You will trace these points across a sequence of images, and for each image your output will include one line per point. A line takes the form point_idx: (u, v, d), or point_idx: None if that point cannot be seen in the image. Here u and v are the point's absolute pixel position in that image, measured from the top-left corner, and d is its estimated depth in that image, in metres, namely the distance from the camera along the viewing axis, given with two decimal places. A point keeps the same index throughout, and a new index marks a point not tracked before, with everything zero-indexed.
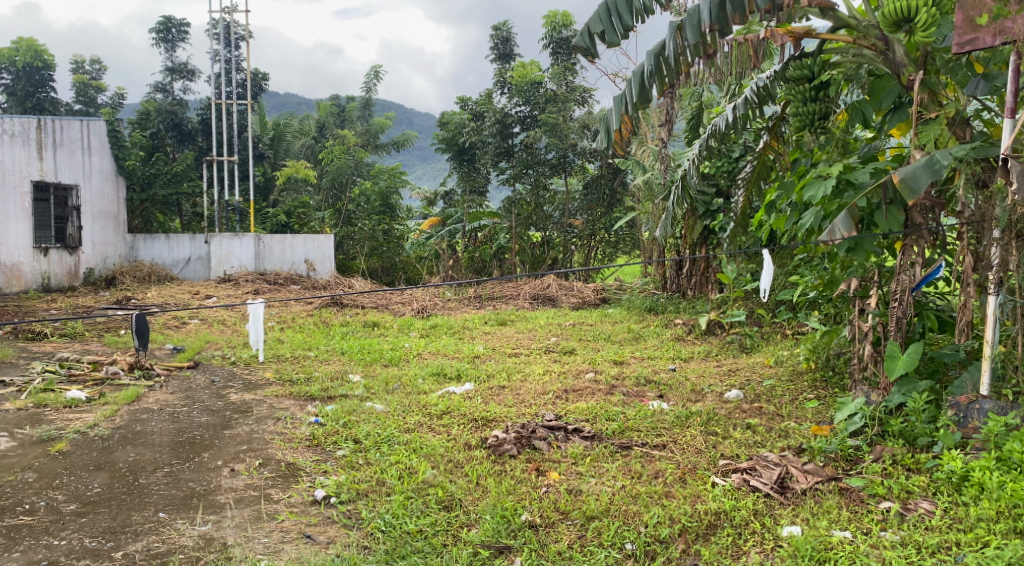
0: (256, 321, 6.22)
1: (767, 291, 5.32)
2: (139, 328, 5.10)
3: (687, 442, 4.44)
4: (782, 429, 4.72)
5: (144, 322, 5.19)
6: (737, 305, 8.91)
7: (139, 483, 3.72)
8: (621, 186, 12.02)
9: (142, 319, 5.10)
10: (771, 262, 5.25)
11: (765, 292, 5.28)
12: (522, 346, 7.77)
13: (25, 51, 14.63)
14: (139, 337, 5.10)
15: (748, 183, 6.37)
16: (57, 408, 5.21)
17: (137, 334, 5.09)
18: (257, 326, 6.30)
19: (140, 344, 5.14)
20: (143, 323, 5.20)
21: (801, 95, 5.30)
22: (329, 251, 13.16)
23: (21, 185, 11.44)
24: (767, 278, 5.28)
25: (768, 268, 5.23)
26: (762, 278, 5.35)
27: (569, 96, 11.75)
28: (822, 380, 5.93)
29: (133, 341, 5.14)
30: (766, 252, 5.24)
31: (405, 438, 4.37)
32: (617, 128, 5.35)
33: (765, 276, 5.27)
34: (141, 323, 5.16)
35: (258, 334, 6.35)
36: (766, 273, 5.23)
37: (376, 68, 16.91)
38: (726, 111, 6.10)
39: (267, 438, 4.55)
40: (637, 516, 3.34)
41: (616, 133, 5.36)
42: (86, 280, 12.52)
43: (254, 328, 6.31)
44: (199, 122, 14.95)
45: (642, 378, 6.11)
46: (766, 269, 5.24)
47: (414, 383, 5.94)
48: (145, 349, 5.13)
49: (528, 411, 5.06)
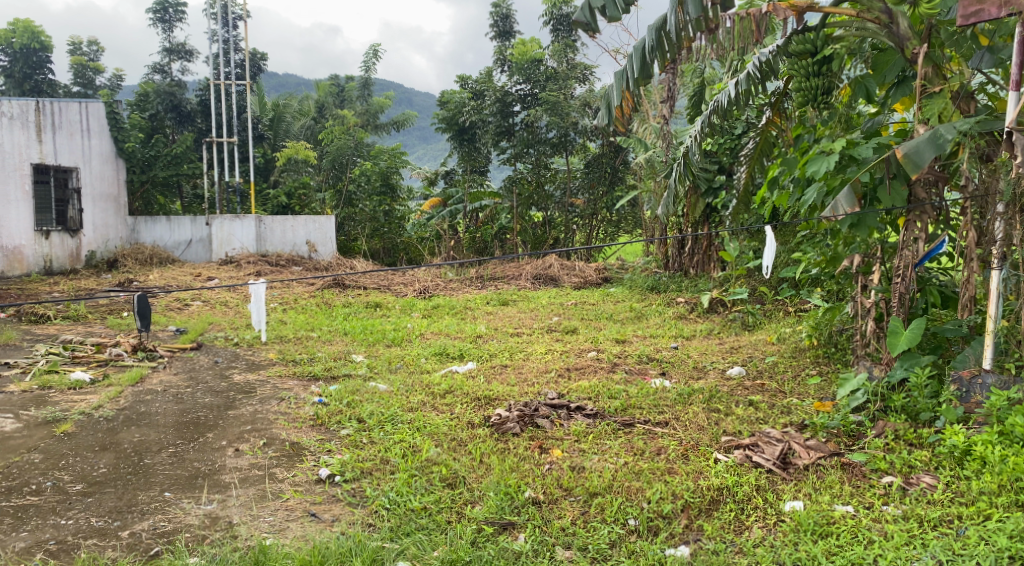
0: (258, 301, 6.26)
1: (769, 269, 5.27)
2: (141, 309, 5.17)
3: (689, 419, 4.45)
4: (785, 406, 4.74)
5: (146, 301, 5.27)
6: (738, 283, 8.91)
7: (144, 463, 3.74)
8: (623, 164, 11.99)
9: (143, 300, 5.14)
10: (774, 238, 5.20)
11: (768, 269, 5.23)
12: (524, 325, 7.77)
13: (21, 32, 14.56)
14: (140, 319, 5.18)
15: (750, 160, 6.36)
16: (61, 390, 5.24)
17: (139, 315, 5.17)
18: (259, 306, 6.32)
19: (141, 324, 5.25)
20: (144, 303, 5.30)
21: (803, 70, 5.21)
22: (330, 232, 13.23)
23: (21, 167, 11.40)
24: (769, 255, 5.23)
25: (771, 244, 5.20)
26: (764, 255, 5.30)
27: (570, 74, 11.76)
28: (824, 356, 5.93)
29: (136, 321, 5.26)
30: (769, 229, 5.19)
31: (408, 417, 4.39)
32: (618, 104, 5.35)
33: (768, 253, 5.22)
34: (143, 304, 5.18)
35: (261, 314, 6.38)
36: (768, 249, 5.19)
37: (374, 47, 16.76)
38: (727, 88, 6.06)
39: (271, 418, 4.57)
40: (639, 493, 3.35)
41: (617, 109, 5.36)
42: (88, 263, 12.53)
43: (256, 308, 6.33)
44: (198, 103, 14.89)
45: (644, 356, 6.12)
46: (768, 246, 5.19)
47: (417, 362, 5.96)
48: (147, 329, 5.24)
49: (531, 389, 5.08)
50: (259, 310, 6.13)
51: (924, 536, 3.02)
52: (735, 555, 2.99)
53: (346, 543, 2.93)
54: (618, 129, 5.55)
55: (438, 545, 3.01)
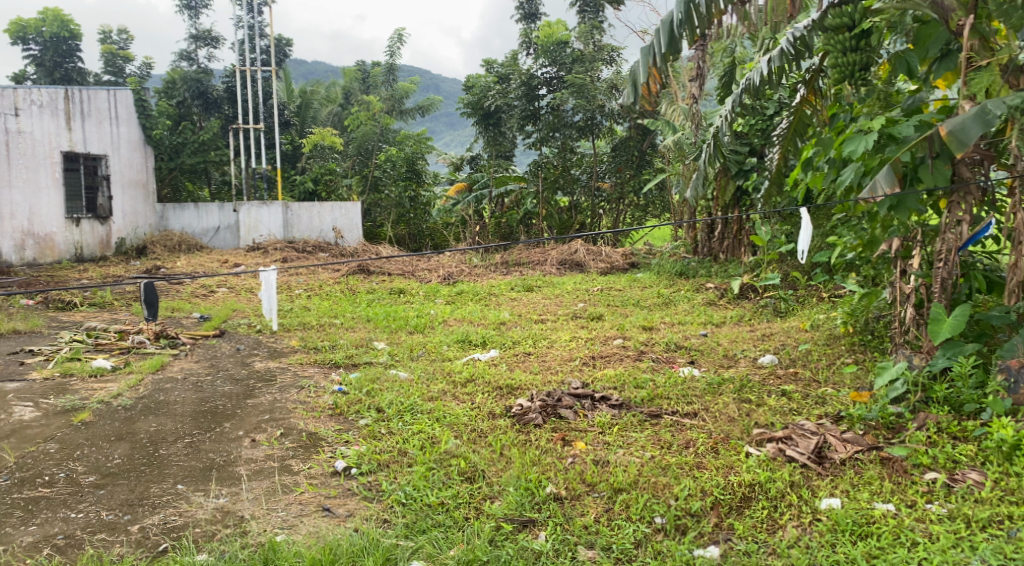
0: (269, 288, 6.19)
1: (804, 253, 5.03)
2: (148, 296, 5.11)
3: (719, 410, 4.31)
4: (820, 396, 4.56)
5: (153, 290, 5.21)
6: (770, 268, 8.68)
7: (159, 453, 3.68)
8: (651, 147, 11.76)
9: (150, 287, 5.09)
10: (810, 222, 4.97)
11: (803, 253, 4.99)
12: (549, 312, 7.63)
13: (51, 21, 14.67)
14: (148, 306, 5.10)
15: (783, 139, 6.11)
16: (83, 377, 5.22)
17: (147, 303, 5.10)
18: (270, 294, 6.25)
19: (150, 313, 5.18)
20: (151, 291, 5.24)
21: (840, 45, 5.05)
22: (356, 219, 13.20)
23: (51, 155, 11.48)
24: (804, 239, 4.99)
25: (807, 226, 4.96)
26: (799, 240, 5.07)
27: (597, 56, 11.53)
28: (861, 344, 5.71)
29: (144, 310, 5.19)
30: (804, 211, 4.96)
31: (428, 407, 4.28)
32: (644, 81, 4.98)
33: (803, 235, 4.97)
34: (150, 292, 5.13)
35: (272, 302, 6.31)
36: (804, 232, 4.95)
37: (399, 30, 16.61)
38: (759, 66, 5.81)
39: (289, 407, 4.49)
40: (666, 489, 3.19)
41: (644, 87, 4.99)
42: (118, 250, 12.62)
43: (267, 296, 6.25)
44: (224, 90, 14.90)
45: (672, 344, 5.96)
46: (804, 229, 4.95)
47: (439, 350, 5.86)
48: (154, 318, 5.16)
49: (554, 378, 4.95)
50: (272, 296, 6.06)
51: (971, 538, 2.84)
52: (769, 556, 2.83)
53: (359, 541, 2.83)
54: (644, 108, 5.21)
55: (455, 543, 2.89)
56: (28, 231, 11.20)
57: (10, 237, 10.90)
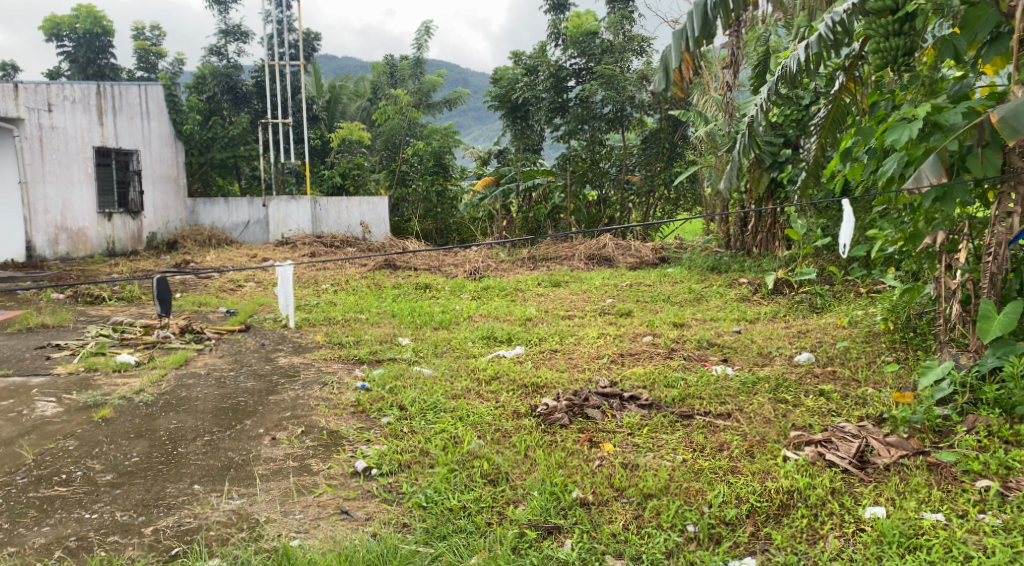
0: (285, 284, 6.09)
1: (846, 247, 4.83)
2: (161, 292, 5.07)
3: (754, 411, 4.18)
4: (860, 397, 4.37)
5: (166, 285, 5.16)
6: (805, 262, 8.45)
7: (177, 452, 3.62)
8: (682, 139, 11.53)
9: (162, 283, 5.04)
10: (852, 215, 4.76)
11: (845, 248, 4.79)
12: (577, 307, 7.48)
13: (84, 17, 14.81)
14: (160, 301, 5.08)
15: (821, 129, 5.87)
16: (107, 372, 5.19)
17: (159, 299, 5.08)
18: (286, 290, 6.13)
19: (162, 307, 5.17)
20: (165, 287, 5.19)
21: (882, 29, 4.86)
22: (384, 213, 13.14)
23: (84, 151, 11.58)
24: (846, 233, 4.79)
25: (850, 220, 4.76)
26: (840, 234, 4.86)
27: (627, 46, 11.27)
28: (902, 341, 5.49)
29: (157, 304, 5.18)
30: (846, 204, 4.76)
31: (451, 405, 4.17)
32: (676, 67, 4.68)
33: (846, 229, 4.77)
34: (163, 287, 5.06)
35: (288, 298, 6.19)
36: (846, 225, 4.74)
37: (426, 23, 16.52)
38: (797, 52, 5.58)
39: (311, 404, 4.40)
40: (699, 495, 3.04)
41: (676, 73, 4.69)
42: (149, 244, 12.72)
43: (283, 292, 6.13)
44: (253, 85, 14.93)
45: (704, 341, 5.79)
46: (846, 223, 4.75)
47: (464, 346, 5.75)
48: (166, 313, 5.16)
49: (582, 376, 4.82)
50: (289, 292, 5.97)
51: None
52: None
53: (376, 547, 2.73)
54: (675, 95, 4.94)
55: (475, 551, 2.78)
56: (61, 226, 11.29)
57: (43, 232, 11.00)
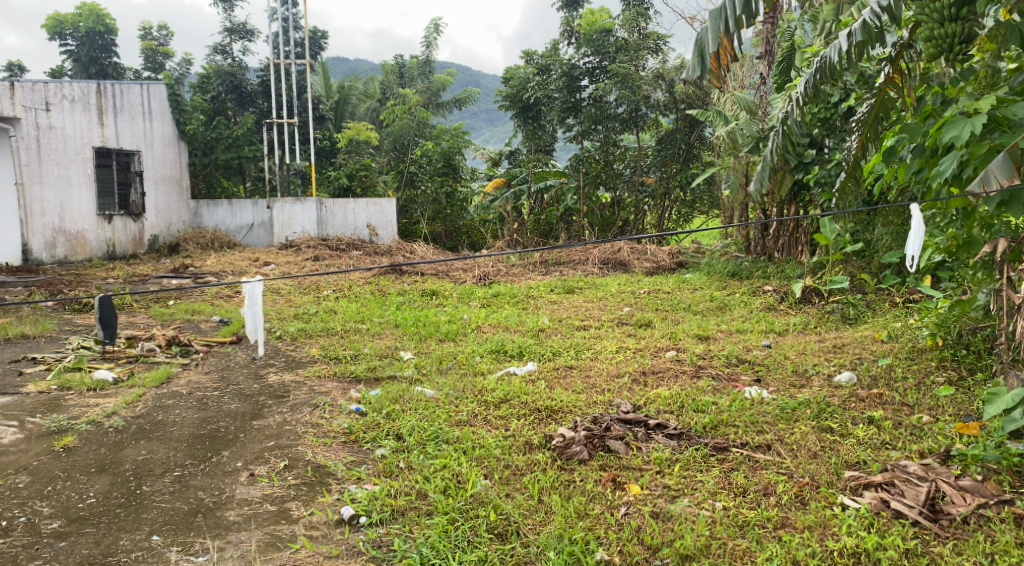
0: (253, 305, 5.21)
1: (914, 258, 4.33)
2: (105, 316, 4.23)
3: (797, 443, 3.73)
4: (916, 427, 3.89)
5: (108, 305, 4.32)
6: (835, 269, 7.96)
7: (140, 492, 3.16)
8: (699, 139, 11.05)
9: (105, 304, 4.21)
10: (920, 223, 4.28)
11: (914, 260, 4.36)
12: (593, 317, 6.99)
13: (87, 15, 14.45)
14: (104, 326, 4.26)
15: (862, 126, 5.31)
16: (81, 391, 4.74)
17: (102, 322, 4.25)
18: (254, 312, 5.22)
19: (105, 333, 4.33)
20: (107, 305, 4.31)
21: (937, 14, 4.41)
22: (392, 215, 12.62)
23: (83, 151, 11.21)
24: (914, 242, 4.30)
25: (917, 230, 4.32)
26: (907, 245, 4.42)
27: (641, 44, 10.71)
28: (952, 358, 5.01)
29: (98, 331, 4.33)
30: (913, 210, 4.28)
31: (454, 436, 3.69)
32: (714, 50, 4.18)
33: (913, 241, 4.35)
34: (106, 308, 4.25)
35: (256, 322, 5.30)
36: (915, 237, 4.32)
37: (435, 21, 16.04)
38: (837, 41, 5.08)
39: (299, 431, 3.95)
40: (748, 558, 2.72)
41: (713, 57, 4.21)
42: (151, 247, 12.33)
43: (250, 314, 5.23)
44: (259, 84, 14.55)
45: (733, 358, 5.30)
46: (913, 232, 4.25)
47: (470, 362, 5.28)
48: (109, 337, 4.32)
49: (600, 398, 4.35)
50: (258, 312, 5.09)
51: None
52: None
53: None
54: (712, 82, 4.40)
55: None
56: (59, 228, 10.93)
57: (41, 234, 10.64)
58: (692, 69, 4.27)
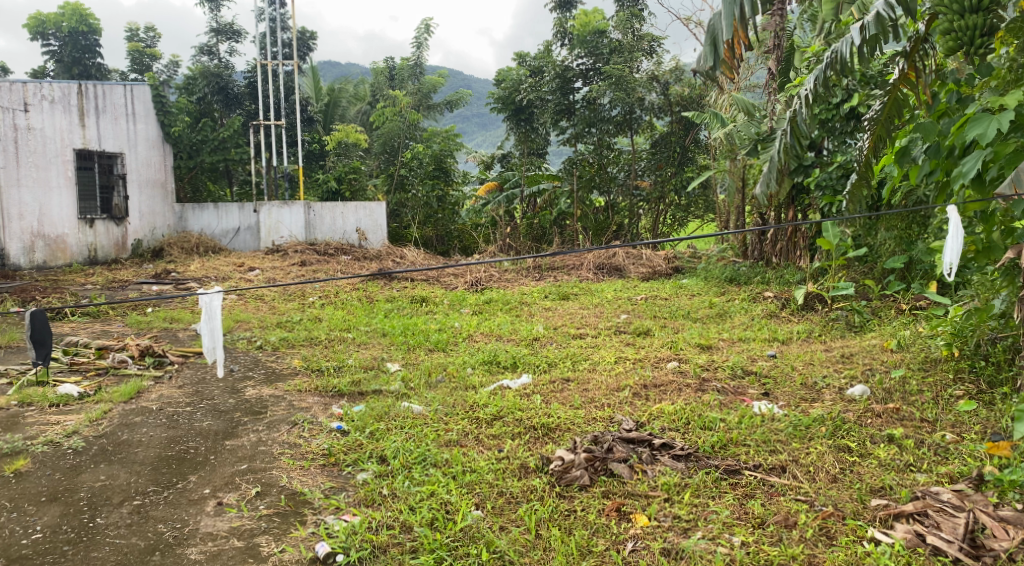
0: (211, 319, 4.27)
1: (953, 266, 3.97)
2: (36, 333, 3.92)
3: (813, 465, 3.47)
4: (941, 447, 3.61)
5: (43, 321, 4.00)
6: (838, 275, 7.69)
7: (92, 526, 2.91)
8: (694, 142, 10.81)
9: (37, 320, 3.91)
10: (957, 227, 3.94)
11: (954, 268, 3.93)
12: (589, 325, 6.71)
13: (69, 15, 14.09)
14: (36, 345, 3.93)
15: (874, 125, 5.02)
16: (43, 408, 4.42)
17: (33, 341, 3.93)
18: (212, 329, 4.27)
19: (39, 354, 3.99)
20: (43, 326, 3.99)
21: (956, 6, 4.16)
22: (381, 219, 12.41)
23: (63, 153, 10.87)
24: (954, 249, 3.94)
25: (956, 233, 3.92)
26: (943, 252, 4.02)
27: (636, 45, 10.44)
28: (970, 370, 4.76)
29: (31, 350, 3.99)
30: (950, 213, 3.94)
31: (443, 459, 3.39)
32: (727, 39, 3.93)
33: (952, 245, 3.94)
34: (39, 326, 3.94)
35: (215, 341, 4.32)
36: (954, 241, 3.91)
37: (426, 22, 15.75)
38: (848, 36, 4.81)
39: (274, 453, 3.65)
40: None
41: (726, 48, 3.96)
42: (135, 252, 11.95)
43: (207, 331, 4.26)
44: (246, 86, 14.21)
45: (738, 370, 5.02)
46: (951, 238, 3.90)
47: (461, 374, 4.97)
48: (42, 358, 3.97)
49: (599, 414, 4.06)
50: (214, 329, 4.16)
51: None
52: None
53: None
54: (728, 75, 4.12)
55: None
56: (38, 233, 10.59)
57: (18, 238, 10.30)
58: (704, 59, 4.04)
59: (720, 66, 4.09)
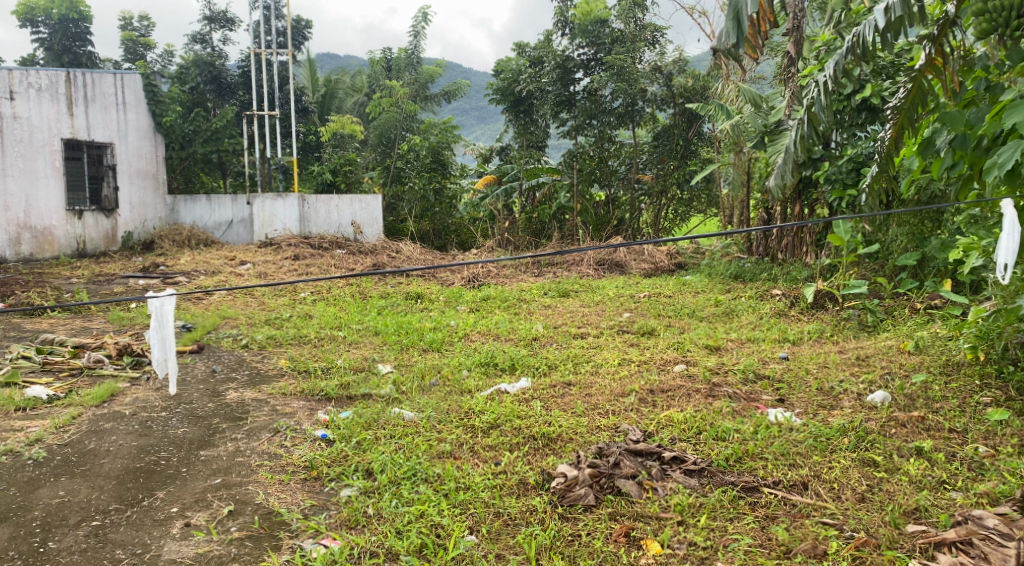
0: (162, 327, 3.83)
1: (1008, 266, 3.78)
2: None
3: (837, 481, 3.20)
4: (976, 464, 3.33)
5: None
6: (849, 272, 7.39)
7: (44, 552, 2.65)
8: (697, 135, 10.51)
9: None
10: (1011, 224, 3.75)
11: (1011, 268, 3.75)
12: (590, 324, 6.41)
13: (59, 2, 13.73)
14: None
15: (897, 114, 4.73)
16: (8, 413, 4.12)
17: None
18: (163, 338, 3.83)
19: None
20: None
21: None
22: (377, 213, 12.07)
23: (51, 142, 10.55)
24: (1009, 247, 3.76)
25: (1012, 232, 3.73)
26: (997, 253, 3.83)
27: (639, 35, 10.20)
28: (996, 375, 4.50)
29: None
30: (1005, 209, 3.74)
31: (435, 473, 3.12)
32: (751, 13, 3.73)
33: (1008, 245, 3.75)
34: None
35: (165, 352, 3.89)
36: (1010, 240, 3.72)
37: (423, 10, 15.40)
38: (872, 18, 4.50)
39: (252, 465, 3.37)
40: None
41: (750, 22, 3.75)
42: (125, 244, 11.64)
43: (158, 339, 3.82)
44: (240, 75, 13.76)
45: (749, 374, 4.74)
46: (1008, 236, 3.73)
47: (456, 378, 4.67)
48: None
49: (604, 423, 3.78)
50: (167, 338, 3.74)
51: None
52: None
53: None
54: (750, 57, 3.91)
55: None
56: (24, 224, 10.30)
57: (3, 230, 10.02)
58: (725, 36, 3.81)
59: (741, 44, 3.87)
